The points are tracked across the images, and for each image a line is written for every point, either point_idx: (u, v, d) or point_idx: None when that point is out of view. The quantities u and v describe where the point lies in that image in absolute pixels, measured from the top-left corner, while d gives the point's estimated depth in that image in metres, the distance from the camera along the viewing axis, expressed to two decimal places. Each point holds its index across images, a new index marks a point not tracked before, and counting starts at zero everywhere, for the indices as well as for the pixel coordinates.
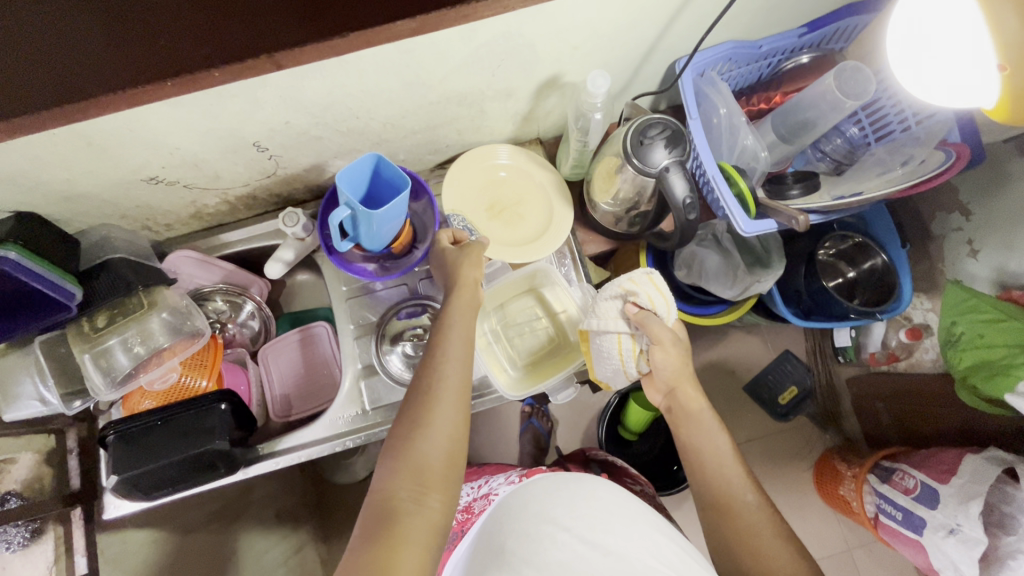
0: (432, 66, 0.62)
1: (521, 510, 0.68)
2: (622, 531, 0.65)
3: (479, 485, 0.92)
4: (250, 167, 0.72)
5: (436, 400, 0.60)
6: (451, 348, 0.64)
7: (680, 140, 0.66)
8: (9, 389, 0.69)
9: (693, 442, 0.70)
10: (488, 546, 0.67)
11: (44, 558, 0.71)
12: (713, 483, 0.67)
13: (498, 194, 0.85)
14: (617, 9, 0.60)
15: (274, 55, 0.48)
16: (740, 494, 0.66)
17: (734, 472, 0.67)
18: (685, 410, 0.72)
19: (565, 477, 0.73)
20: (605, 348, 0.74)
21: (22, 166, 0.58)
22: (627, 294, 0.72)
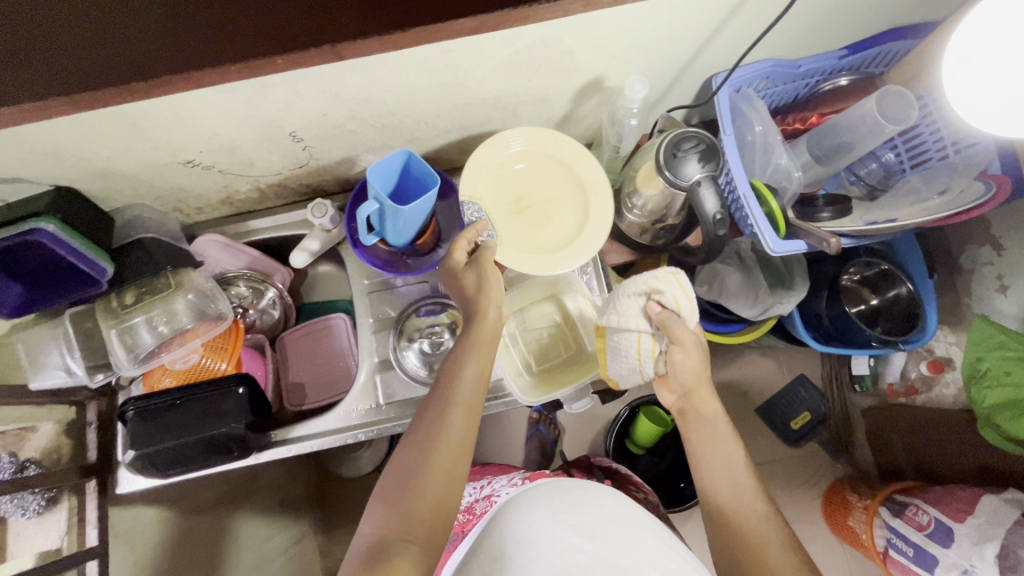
0: (471, 68, 0.63)
1: (521, 517, 0.67)
2: (624, 541, 0.64)
3: (482, 484, 0.92)
4: (284, 156, 0.73)
5: (438, 443, 0.60)
6: (461, 387, 0.64)
7: (714, 155, 0.66)
8: (37, 358, 0.71)
9: (703, 447, 0.70)
10: (485, 552, 0.66)
11: (58, 527, 0.71)
12: (716, 490, 0.68)
13: (525, 188, 0.79)
14: (661, 20, 0.60)
15: (334, 47, 0.50)
16: (751, 504, 0.65)
17: (747, 481, 0.67)
18: (698, 412, 0.72)
19: (565, 484, 0.72)
20: (621, 347, 0.73)
21: (67, 141, 0.60)
22: (651, 292, 0.70)
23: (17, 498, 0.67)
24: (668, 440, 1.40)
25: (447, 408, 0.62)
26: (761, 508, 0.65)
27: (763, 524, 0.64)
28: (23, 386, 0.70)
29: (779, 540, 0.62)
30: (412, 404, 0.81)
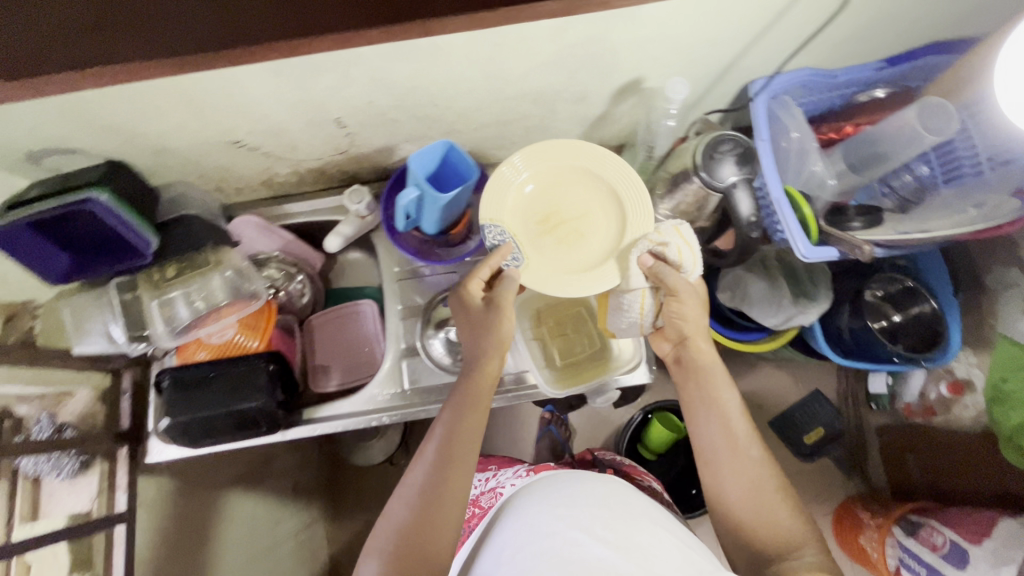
0: (516, 62, 0.64)
1: (524, 512, 0.70)
2: (622, 529, 0.64)
3: (486, 477, 0.93)
4: (327, 141, 0.75)
5: (437, 501, 0.62)
6: (460, 443, 0.65)
7: (750, 159, 0.67)
8: (83, 324, 0.74)
9: (695, 398, 0.72)
10: (496, 540, 0.69)
11: (88, 490, 0.74)
12: (710, 442, 0.70)
13: (546, 206, 0.76)
14: (704, 21, 0.62)
15: (425, 21, 0.51)
16: (746, 451, 0.68)
17: (741, 430, 0.69)
18: (694, 361, 0.73)
19: (563, 478, 0.74)
20: (625, 303, 0.74)
21: (125, 113, 0.62)
22: (653, 245, 0.72)
23: (54, 459, 0.70)
24: (680, 447, 1.39)
25: (446, 463, 0.64)
26: (756, 456, 0.68)
27: (759, 471, 0.67)
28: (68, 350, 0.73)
29: (776, 488, 0.66)
30: (435, 391, 0.82)
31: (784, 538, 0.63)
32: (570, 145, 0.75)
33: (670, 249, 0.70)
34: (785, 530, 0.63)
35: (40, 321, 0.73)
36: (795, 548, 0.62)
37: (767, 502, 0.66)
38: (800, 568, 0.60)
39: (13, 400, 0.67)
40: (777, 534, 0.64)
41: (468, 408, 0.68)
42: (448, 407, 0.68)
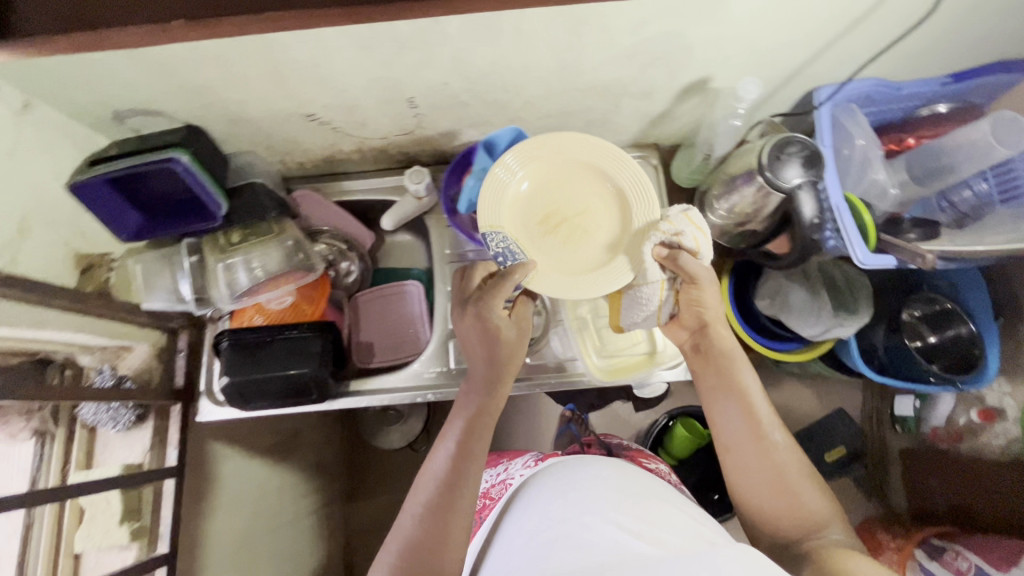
0: (591, 52, 0.66)
1: (539, 497, 0.70)
2: (636, 508, 0.64)
3: (497, 470, 0.93)
4: (395, 121, 0.77)
5: (453, 512, 0.61)
6: (476, 453, 0.66)
7: (816, 162, 0.67)
8: (152, 281, 0.76)
9: (714, 384, 0.72)
10: (517, 522, 0.69)
11: (140, 444, 0.78)
12: (731, 428, 0.70)
13: (544, 204, 0.76)
14: (779, 24, 0.63)
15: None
16: (767, 435, 0.68)
17: (762, 413, 0.69)
18: (716, 347, 0.73)
19: (576, 463, 0.75)
20: (641, 295, 0.73)
21: (213, 79, 0.65)
22: (665, 236, 0.70)
23: (110, 410, 0.74)
24: (701, 454, 1.39)
25: (462, 471, 0.64)
26: (778, 439, 0.67)
27: (781, 452, 0.67)
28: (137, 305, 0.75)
29: (798, 470, 0.66)
30: None
31: (807, 519, 0.63)
32: (561, 138, 0.74)
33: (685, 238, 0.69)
34: (809, 511, 0.63)
35: (114, 274, 0.74)
36: (819, 528, 0.62)
37: (790, 485, 0.65)
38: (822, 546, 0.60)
39: (76, 351, 0.70)
40: (800, 515, 0.64)
41: (480, 422, 0.68)
42: (461, 419, 0.69)
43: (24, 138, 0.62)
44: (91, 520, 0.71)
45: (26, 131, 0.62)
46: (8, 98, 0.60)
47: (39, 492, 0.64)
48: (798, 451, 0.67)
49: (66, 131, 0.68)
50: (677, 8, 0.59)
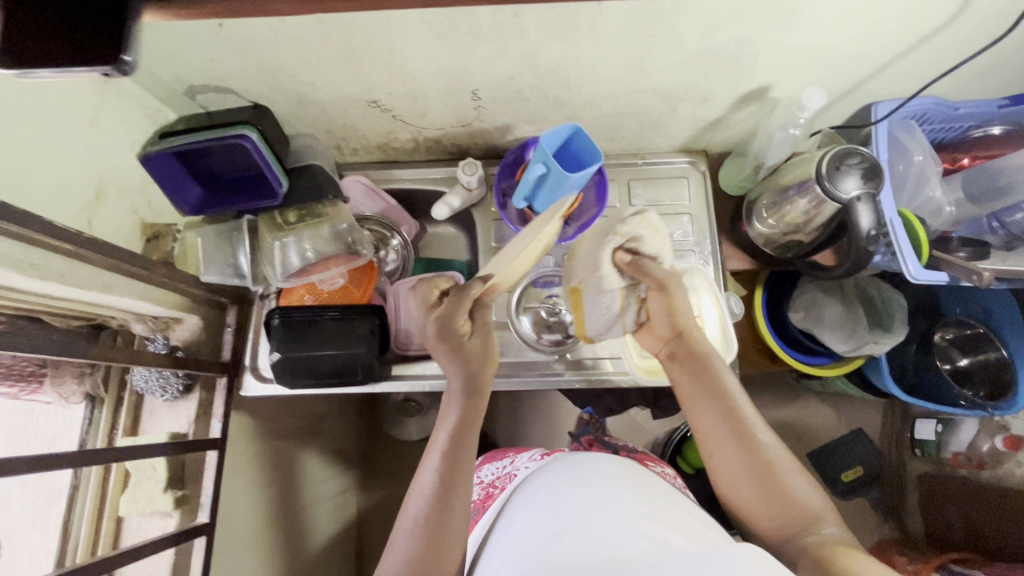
0: (659, 54, 0.67)
1: (538, 494, 0.69)
2: (638, 507, 0.62)
3: (504, 464, 0.94)
4: (455, 112, 0.79)
5: (448, 523, 0.59)
6: (465, 458, 0.63)
7: (876, 174, 0.68)
8: (211, 256, 0.78)
9: (693, 390, 0.68)
10: (516, 518, 0.68)
11: (186, 414, 0.79)
12: (714, 433, 0.66)
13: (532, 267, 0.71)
14: (849, 35, 0.64)
15: None
16: (754, 435, 0.64)
17: (747, 412, 0.65)
18: (689, 352, 0.69)
19: (583, 462, 0.74)
20: (603, 302, 0.71)
21: (289, 61, 0.66)
22: (624, 240, 0.67)
23: (160, 378, 0.76)
24: None
25: (451, 477, 0.61)
26: (766, 438, 0.64)
27: (772, 450, 0.64)
28: (196, 277, 0.77)
29: (789, 467, 0.63)
30: (524, 365, 0.86)
31: (802, 517, 0.61)
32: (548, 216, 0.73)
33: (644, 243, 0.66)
34: (803, 508, 0.61)
35: (178, 245, 0.77)
36: (814, 522, 0.60)
37: (782, 483, 0.62)
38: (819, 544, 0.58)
39: (132, 318, 0.75)
40: (794, 514, 0.61)
41: (466, 432, 0.64)
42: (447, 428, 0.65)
43: (104, 107, 0.64)
44: (136, 485, 0.74)
45: (107, 100, 0.64)
46: None
47: (98, 452, 0.65)
48: (786, 448, 0.64)
49: (140, 103, 0.69)
50: (753, 14, 0.60)
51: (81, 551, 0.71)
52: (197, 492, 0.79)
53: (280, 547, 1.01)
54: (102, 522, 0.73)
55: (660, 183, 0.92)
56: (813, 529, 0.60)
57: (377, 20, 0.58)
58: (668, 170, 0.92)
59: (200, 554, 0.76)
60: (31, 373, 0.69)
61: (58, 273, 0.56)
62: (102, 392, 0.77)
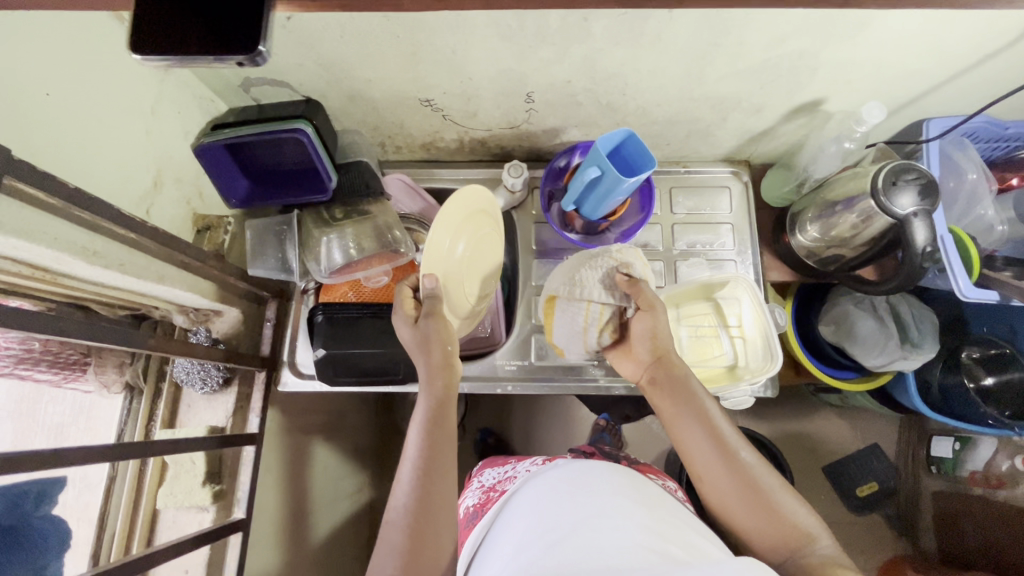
0: (720, 64, 0.67)
1: (532, 504, 0.68)
2: (634, 514, 0.61)
3: (505, 468, 0.93)
4: (506, 114, 0.79)
5: (429, 531, 0.57)
6: (446, 465, 0.61)
7: (932, 191, 0.68)
8: (260, 249, 0.79)
9: (673, 411, 0.66)
10: (514, 525, 0.66)
11: (225, 407, 0.79)
12: (697, 453, 0.63)
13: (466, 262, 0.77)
14: (913, 52, 0.64)
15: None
16: (736, 452, 0.62)
17: (727, 430, 0.63)
18: (669, 373, 0.69)
19: (577, 467, 0.72)
20: (574, 312, 0.76)
21: (349, 57, 0.66)
22: (617, 264, 0.73)
23: (202, 371, 0.75)
24: None
25: (430, 484, 0.59)
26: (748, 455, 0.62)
27: (757, 466, 0.61)
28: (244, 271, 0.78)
29: (774, 483, 0.60)
30: (562, 369, 0.85)
31: (791, 535, 0.57)
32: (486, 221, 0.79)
33: (636, 266, 0.72)
34: (791, 525, 0.57)
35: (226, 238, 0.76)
36: (806, 542, 0.56)
37: (769, 500, 0.59)
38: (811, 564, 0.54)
39: (174, 310, 0.74)
40: (783, 531, 0.57)
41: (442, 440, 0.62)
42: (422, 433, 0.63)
43: (164, 97, 0.64)
44: (174, 478, 0.74)
45: (167, 91, 0.64)
46: None
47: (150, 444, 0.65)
48: (769, 465, 0.61)
49: (196, 94, 0.69)
50: (821, 28, 0.60)
51: (115, 545, 0.70)
52: (231, 487, 0.78)
53: (299, 544, 1.00)
54: (138, 517, 0.72)
55: (701, 191, 0.92)
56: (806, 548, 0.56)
57: (445, 20, 0.58)
58: (709, 178, 0.92)
59: (235, 550, 0.75)
60: (76, 361, 0.68)
61: (119, 262, 0.56)
62: (142, 382, 0.76)
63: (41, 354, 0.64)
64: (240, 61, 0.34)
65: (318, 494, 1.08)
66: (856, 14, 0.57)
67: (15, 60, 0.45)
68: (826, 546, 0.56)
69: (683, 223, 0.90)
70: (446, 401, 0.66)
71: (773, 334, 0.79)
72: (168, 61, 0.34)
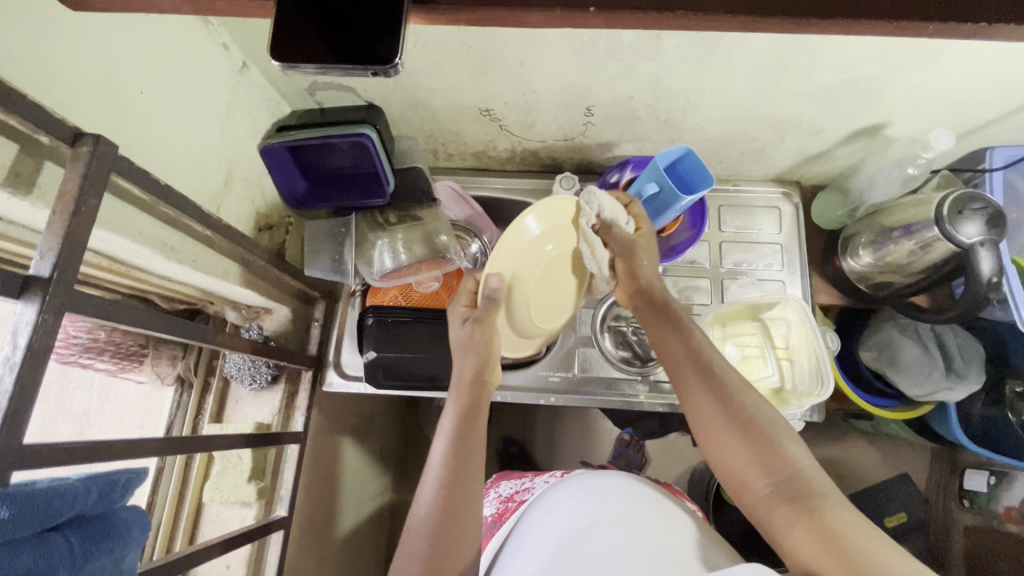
0: (786, 87, 0.67)
1: (550, 512, 0.66)
2: (657, 523, 0.59)
3: (523, 481, 0.92)
4: (563, 126, 0.79)
5: (456, 536, 0.55)
6: (466, 467, 0.59)
7: (998, 222, 0.66)
8: (315, 251, 0.80)
9: (667, 343, 0.62)
10: (529, 534, 0.65)
11: (271, 404, 0.80)
12: (691, 392, 0.58)
13: (545, 265, 0.70)
14: (989, 80, 0.63)
15: None
16: (722, 377, 0.57)
17: (711, 354, 0.60)
18: (658, 300, 0.65)
19: (591, 474, 0.72)
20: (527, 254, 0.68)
21: (418, 66, 0.67)
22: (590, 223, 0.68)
23: (252, 367, 0.76)
24: None
25: (445, 487, 0.57)
26: (732, 376, 0.58)
27: (740, 390, 0.57)
28: (299, 271, 0.79)
29: (779, 427, 0.54)
30: (604, 382, 0.85)
31: (788, 478, 0.50)
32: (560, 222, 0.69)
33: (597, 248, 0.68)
34: (788, 468, 0.51)
35: (286, 238, 0.78)
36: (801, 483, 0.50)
37: (768, 442, 0.52)
38: (792, 489, 0.49)
39: (227, 306, 0.75)
40: (780, 473, 0.51)
41: (467, 446, 0.61)
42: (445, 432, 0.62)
43: (237, 98, 0.66)
44: (222, 473, 0.74)
45: (240, 93, 0.66)
46: (232, 58, 0.63)
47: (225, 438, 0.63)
48: (768, 407, 0.55)
49: (264, 96, 0.71)
50: (894, 54, 0.60)
51: (162, 535, 0.71)
52: (275, 484, 0.78)
53: (328, 546, 0.99)
54: (183, 510, 0.74)
55: (750, 211, 0.91)
56: (784, 471, 0.51)
57: (518, 33, 0.58)
58: (758, 198, 0.92)
59: (275, 547, 0.75)
60: (134, 353, 0.71)
61: (191, 258, 0.57)
62: (192, 375, 0.78)
63: (105, 343, 0.67)
64: (374, 71, 0.35)
65: (347, 495, 1.06)
66: (932, 42, 0.57)
67: (115, 61, 0.47)
68: (819, 477, 0.50)
69: (730, 241, 0.90)
70: (473, 415, 0.63)
71: (821, 355, 0.77)
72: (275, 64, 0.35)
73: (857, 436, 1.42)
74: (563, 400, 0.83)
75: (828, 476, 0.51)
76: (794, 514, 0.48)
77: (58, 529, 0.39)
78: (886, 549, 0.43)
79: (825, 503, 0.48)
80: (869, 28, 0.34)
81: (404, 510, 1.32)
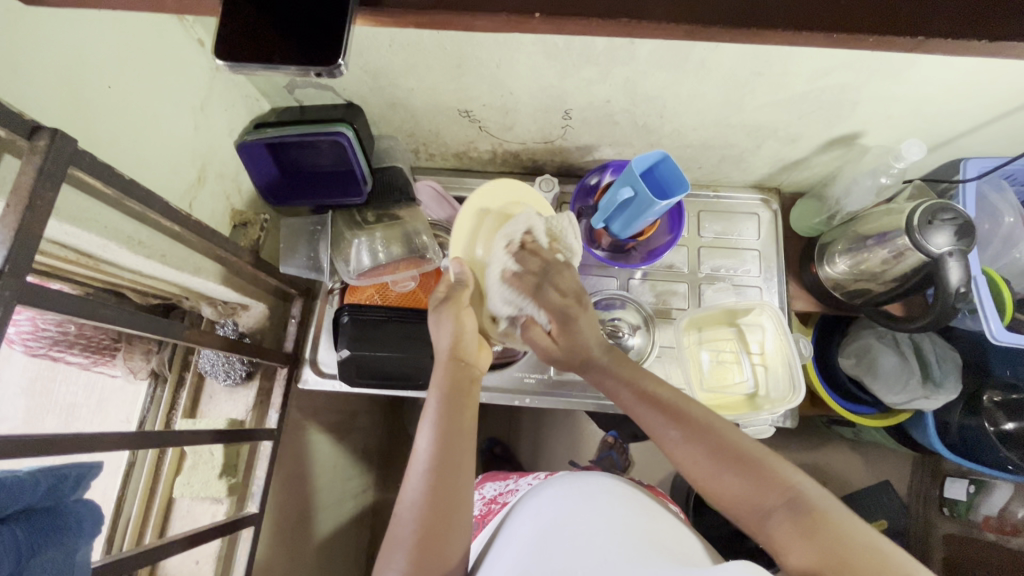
0: (759, 95, 0.67)
1: (535, 509, 0.64)
2: (641, 529, 0.58)
3: (506, 483, 0.92)
4: (542, 128, 0.79)
5: (449, 521, 0.54)
6: (455, 454, 0.57)
7: (969, 232, 0.67)
8: (293, 248, 0.80)
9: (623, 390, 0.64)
10: (512, 530, 0.64)
11: (246, 400, 0.80)
12: (661, 429, 0.59)
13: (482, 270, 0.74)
14: (959, 92, 0.64)
15: None
16: (690, 412, 0.59)
17: (668, 394, 0.61)
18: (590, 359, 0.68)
19: (576, 473, 0.70)
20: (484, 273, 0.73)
21: (395, 66, 0.67)
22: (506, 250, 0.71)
23: (226, 363, 0.77)
24: None
25: (438, 474, 0.55)
26: (700, 412, 0.59)
27: (716, 422, 0.58)
28: (275, 266, 0.79)
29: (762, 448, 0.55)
30: (580, 385, 0.85)
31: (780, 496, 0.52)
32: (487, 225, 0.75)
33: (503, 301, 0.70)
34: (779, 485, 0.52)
35: (262, 235, 0.78)
36: (793, 499, 0.51)
37: (756, 464, 0.54)
38: (792, 507, 0.51)
39: (202, 301, 0.74)
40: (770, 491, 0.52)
41: (455, 437, 0.58)
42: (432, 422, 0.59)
43: (212, 95, 0.66)
44: (194, 469, 0.74)
45: (216, 89, 0.66)
46: (208, 54, 0.63)
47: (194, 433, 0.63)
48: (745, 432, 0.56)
49: (241, 93, 0.71)
50: (863, 65, 0.60)
51: (131, 528, 0.71)
52: (247, 480, 0.79)
53: (305, 543, 0.99)
54: (154, 505, 0.74)
55: (730, 217, 0.92)
56: (783, 491, 0.52)
57: (489, 36, 0.59)
58: (739, 204, 0.93)
59: (246, 542, 0.76)
60: (106, 347, 0.71)
61: (159, 253, 0.58)
62: (167, 370, 0.78)
63: (75, 337, 0.67)
64: (318, 71, 0.36)
65: (326, 493, 1.06)
66: (899, 54, 0.58)
67: (83, 56, 0.48)
68: (812, 490, 0.52)
69: (709, 246, 0.90)
70: (458, 398, 0.62)
71: (795, 362, 0.78)
72: (221, 63, 0.36)
73: (840, 443, 1.43)
74: (538, 401, 0.84)
75: (821, 489, 0.52)
76: (796, 529, 0.49)
77: (5, 520, 0.39)
78: (881, 547, 0.46)
79: (820, 516, 0.49)
80: (794, 36, 0.36)
81: (386, 509, 1.32)
